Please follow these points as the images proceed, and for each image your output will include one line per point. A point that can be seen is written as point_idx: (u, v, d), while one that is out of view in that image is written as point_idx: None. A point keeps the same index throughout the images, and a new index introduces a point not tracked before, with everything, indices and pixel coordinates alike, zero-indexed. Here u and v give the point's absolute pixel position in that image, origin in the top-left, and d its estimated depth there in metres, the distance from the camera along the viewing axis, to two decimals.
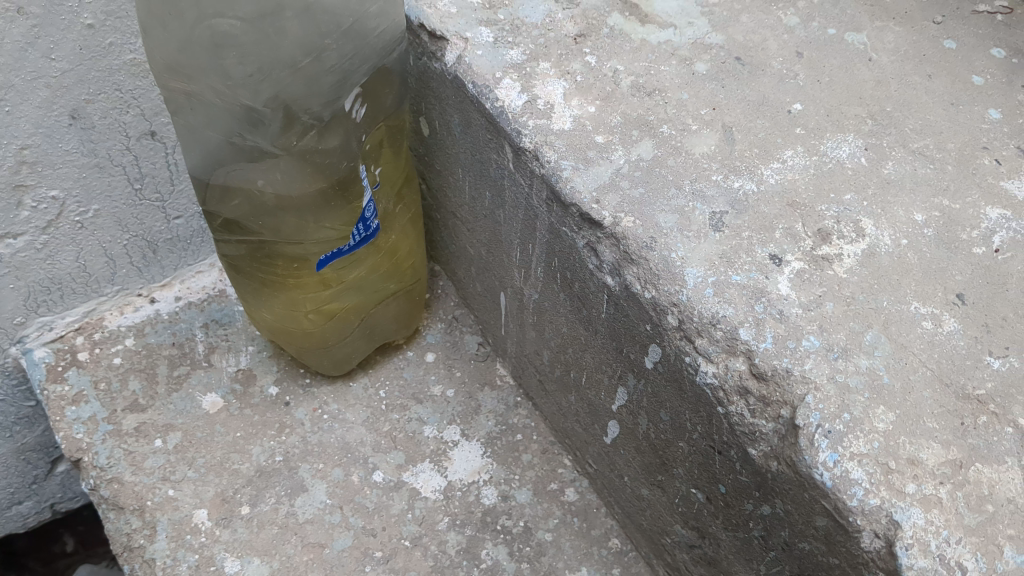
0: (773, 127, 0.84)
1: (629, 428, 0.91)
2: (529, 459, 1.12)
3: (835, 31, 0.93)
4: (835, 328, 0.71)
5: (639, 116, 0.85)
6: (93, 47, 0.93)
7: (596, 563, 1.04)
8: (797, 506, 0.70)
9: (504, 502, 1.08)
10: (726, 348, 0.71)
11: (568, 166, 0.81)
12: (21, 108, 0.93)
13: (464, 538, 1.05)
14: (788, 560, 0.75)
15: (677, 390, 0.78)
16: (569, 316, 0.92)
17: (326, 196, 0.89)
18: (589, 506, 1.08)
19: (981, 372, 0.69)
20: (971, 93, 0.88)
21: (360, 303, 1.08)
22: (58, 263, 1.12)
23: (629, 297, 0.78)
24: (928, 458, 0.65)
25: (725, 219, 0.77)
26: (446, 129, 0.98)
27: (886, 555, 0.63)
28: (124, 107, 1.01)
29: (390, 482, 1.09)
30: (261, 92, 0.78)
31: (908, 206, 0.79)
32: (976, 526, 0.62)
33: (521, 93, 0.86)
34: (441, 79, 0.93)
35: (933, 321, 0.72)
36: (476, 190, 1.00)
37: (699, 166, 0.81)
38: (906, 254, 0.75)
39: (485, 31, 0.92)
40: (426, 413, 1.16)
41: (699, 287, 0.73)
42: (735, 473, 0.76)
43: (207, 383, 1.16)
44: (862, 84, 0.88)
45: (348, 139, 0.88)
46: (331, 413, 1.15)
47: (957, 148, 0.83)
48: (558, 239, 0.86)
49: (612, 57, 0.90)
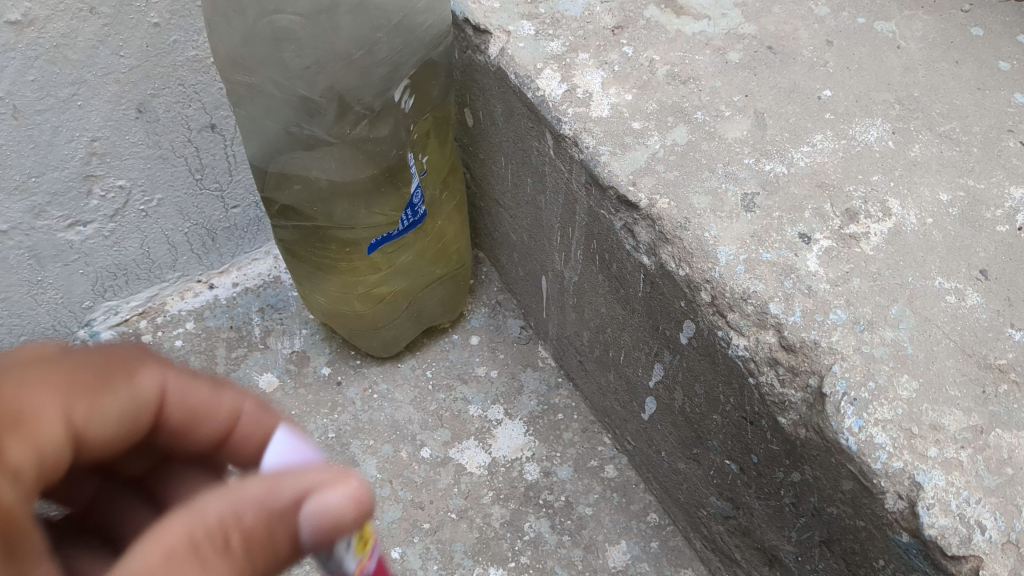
0: (804, 113, 0.87)
1: (666, 403, 0.95)
2: (570, 437, 1.16)
3: (864, 21, 0.96)
4: (862, 302, 0.74)
5: (674, 104, 0.89)
6: (158, 45, 0.99)
7: (634, 537, 1.08)
8: (825, 471, 0.73)
9: (547, 477, 1.12)
10: (756, 322, 0.75)
11: (606, 152, 0.86)
12: (92, 103, 1.00)
13: (508, 511, 1.10)
14: (818, 526, 0.79)
15: (711, 363, 0.82)
16: (608, 296, 0.96)
17: (376, 182, 0.95)
18: (628, 482, 1.12)
19: (1003, 344, 0.72)
20: (997, 78, 0.91)
21: (409, 286, 1.13)
22: (124, 250, 1.18)
23: (664, 275, 0.83)
24: (949, 423, 0.68)
25: (757, 200, 0.81)
26: (489, 119, 1.03)
27: (909, 515, 0.66)
28: (186, 102, 1.06)
29: (437, 458, 1.14)
30: (317, 83, 0.84)
31: (934, 186, 0.82)
32: (995, 488, 0.65)
33: (560, 83, 0.91)
34: (485, 71, 0.98)
35: (956, 295, 0.75)
36: (518, 178, 1.04)
37: (732, 150, 0.84)
38: (931, 232, 0.78)
39: (527, 24, 0.96)
40: (471, 393, 1.20)
41: (731, 264, 0.77)
42: (767, 442, 0.79)
43: (263, 364, 1.23)
44: (890, 71, 0.91)
45: (397, 128, 0.93)
46: (381, 392, 1.21)
47: (982, 131, 0.86)
48: (597, 222, 0.91)
49: (648, 47, 0.93)
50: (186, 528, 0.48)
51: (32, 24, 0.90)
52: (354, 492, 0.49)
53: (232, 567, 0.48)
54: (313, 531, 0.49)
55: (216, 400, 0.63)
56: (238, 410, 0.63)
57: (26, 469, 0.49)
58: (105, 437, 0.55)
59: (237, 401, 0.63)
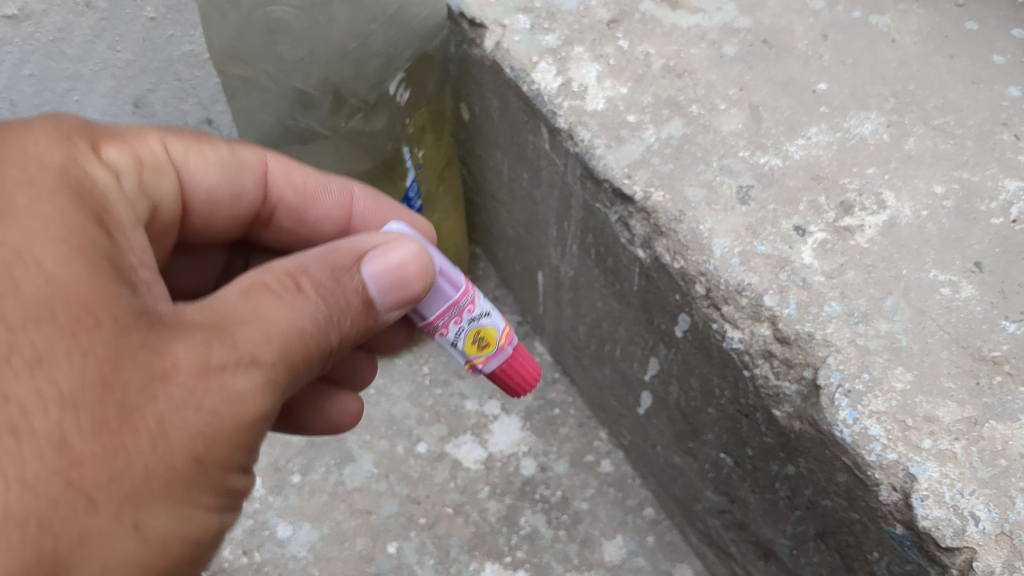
0: (799, 106, 0.87)
1: (662, 397, 0.95)
2: (567, 432, 1.16)
3: (860, 15, 0.96)
4: (856, 294, 0.74)
5: (669, 97, 0.89)
6: (154, 39, 1.02)
7: (630, 532, 1.08)
8: (819, 464, 0.73)
9: (543, 473, 1.13)
10: (750, 314, 0.76)
11: (601, 145, 0.86)
12: (90, 95, 1.04)
13: (504, 506, 1.10)
14: (813, 519, 0.79)
15: (706, 357, 0.82)
16: (604, 291, 0.96)
17: (372, 175, 1.05)
18: (624, 477, 1.12)
19: (997, 336, 0.72)
20: (991, 72, 0.91)
21: None
22: None
23: (660, 269, 0.83)
24: (944, 415, 0.68)
25: (752, 192, 0.81)
26: (485, 114, 1.03)
27: (903, 507, 0.66)
28: (183, 97, 1.10)
29: (433, 453, 1.15)
30: (311, 74, 0.94)
31: (928, 178, 0.82)
32: (989, 479, 0.65)
33: (556, 76, 0.91)
34: (480, 65, 0.97)
35: (950, 287, 0.75)
36: (514, 172, 1.04)
37: (726, 143, 0.84)
38: (925, 225, 0.78)
39: (523, 18, 0.96)
40: (467, 388, 1.20)
41: (725, 256, 0.77)
42: (761, 435, 0.79)
43: None
44: (885, 64, 0.91)
45: (393, 121, 1.02)
46: (377, 387, 1.21)
47: (977, 125, 0.86)
48: (592, 215, 0.91)
49: (644, 41, 0.93)
50: (269, 271, 0.63)
51: (29, 18, 0.94)
52: (297, 330, 0.60)
53: (257, 339, 0.59)
54: (313, 326, 0.61)
55: (343, 253, 0.67)
56: (357, 259, 0.67)
57: (125, 172, 0.66)
58: (201, 183, 0.76)
59: (357, 259, 0.67)
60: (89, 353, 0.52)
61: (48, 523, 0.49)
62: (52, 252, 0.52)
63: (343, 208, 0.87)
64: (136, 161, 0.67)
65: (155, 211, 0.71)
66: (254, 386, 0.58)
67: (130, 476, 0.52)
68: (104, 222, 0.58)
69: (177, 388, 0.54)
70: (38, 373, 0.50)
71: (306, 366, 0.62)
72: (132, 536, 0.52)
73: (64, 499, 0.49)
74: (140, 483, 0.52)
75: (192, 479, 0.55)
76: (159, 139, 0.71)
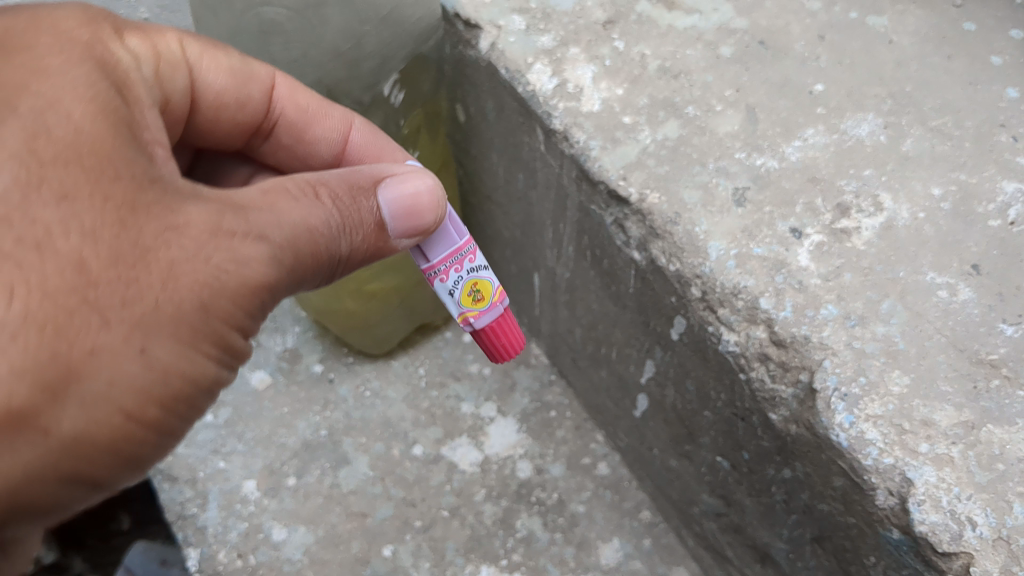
0: (796, 108, 0.87)
1: (657, 399, 0.95)
2: (563, 434, 1.16)
3: (857, 15, 0.95)
4: (853, 297, 0.73)
5: (665, 98, 0.88)
6: None
7: (627, 534, 1.07)
8: (815, 468, 0.73)
9: (539, 475, 1.12)
10: (747, 317, 0.75)
11: (596, 146, 0.86)
12: None
13: (500, 509, 1.10)
14: (809, 523, 0.78)
15: (701, 359, 0.82)
16: (600, 293, 0.96)
17: None
18: (621, 480, 1.11)
19: (994, 339, 0.71)
20: (989, 72, 0.90)
21: (401, 282, 1.13)
22: None
23: (655, 271, 0.82)
24: (941, 419, 0.67)
25: (748, 194, 0.80)
26: (480, 115, 1.02)
27: (900, 512, 0.66)
28: None
29: (429, 456, 1.14)
30: (306, 75, 0.97)
31: (925, 180, 0.81)
32: (986, 484, 0.65)
33: (551, 77, 0.90)
34: (475, 66, 0.97)
35: (948, 290, 0.74)
36: (510, 173, 1.03)
37: (723, 145, 0.84)
38: (922, 227, 0.78)
39: (518, 18, 0.95)
40: (463, 391, 1.20)
41: (722, 259, 0.77)
42: (757, 438, 0.79)
43: (255, 361, 1.23)
44: (882, 65, 0.90)
45: (388, 121, 1.05)
46: (373, 390, 1.21)
47: (975, 126, 0.85)
48: (588, 217, 0.90)
49: (640, 41, 0.93)
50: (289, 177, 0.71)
51: None
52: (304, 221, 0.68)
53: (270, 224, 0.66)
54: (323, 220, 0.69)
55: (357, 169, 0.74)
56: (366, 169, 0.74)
57: (142, 58, 0.72)
58: (211, 84, 0.81)
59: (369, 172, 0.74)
60: (110, 199, 0.59)
61: (64, 331, 0.55)
62: (86, 112, 0.60)
63: (340, 131, 0.90)
64: (154, 54, 0.74)
65: (166, 103, 0.77)
66: (264, 257, 0.65)
67: (141, 307, 0.59)
68: (125, 96, 0.66)
69: (186, 241, 0.61)
70: (65, 205, 0.57)
71: (307, 257, 0.68)
72: (139, 360, 0.59)
73: (80, 314, 0.56)
74: (150, 314, 0.59)
75: (195, 323, 0.63)
76: (176, 38, 0.78)
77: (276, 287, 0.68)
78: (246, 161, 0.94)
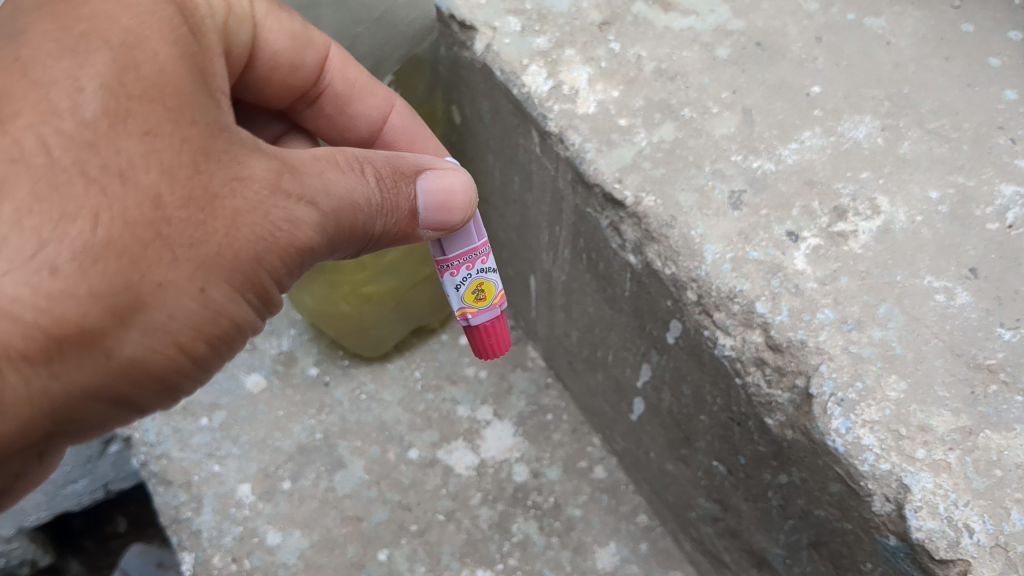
0: (792, 109, 0.86)
1: (654, 403, 0.94)
2: (560, 438, 1.15)
3: (854, 16, 0.95)
4: (849, 301, 0.73)
5: (661, 100, 0.87)
6: None
7: (623, 539, 1.07)
8: (812, 473, 0.72)
9: (535, 479, 1.12)
10: (743, 321, 0.74)
11: (591, 149, 0.85)
12: None
13: (496, 513, 1.09)
14: (806, 528, 0.78)
15: (697, 363, 0.81)
16: (596, 296, 0.95)
17: None
18: (618, 483, 1.11)
19: (992, 343, 0.71)
20: (987, 74, 0.90)
21: (397, 285, 1.13)
22: None
23: (651, 275, 0.82)
24: (938, 424, 0.67)
25: (744, 197, 0.80)
26: (476, 117, 1.02)
27: (897, 518, 0.65)
28: None
29: (425, 459, 1.14)
30: None
31: (923, 183, 0.80)
32: (984, 490, 0.64)
33: (547, 79, 0.90)
34: (471, 67, 0.96)
35: (945, 294, 0.73)
36: (505, 175, 1.03)
37: (719, 147, 0.83)
38: (920, 230, 0.77)
39: (513, 20, 0.95)
40: (459, 394, 1.19)
41: (717, 262, 0.76)
42: (753, 443, 0.78)
43: (250, 365, 1.22)
44: (879, 67, 0.90)
45: None
46: (368, 393, 1.20)
47: (973, 128, 0.85)
48: (584, 220, 0.90)
49: (635, 43, 0.92)
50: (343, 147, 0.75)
51: None
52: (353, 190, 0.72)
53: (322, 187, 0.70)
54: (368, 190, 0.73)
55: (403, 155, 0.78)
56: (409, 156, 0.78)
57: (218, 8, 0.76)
58: (271, 44, 0.86)
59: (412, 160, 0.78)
60: (187, 140, 0.63)
61: (136, 262, 0.60)
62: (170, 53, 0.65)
63: (382, 111, 0.94)
64: (227, 7, 0.78)
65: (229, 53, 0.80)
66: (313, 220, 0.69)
67: (205, 249, 0.63)
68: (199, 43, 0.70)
69: (248, 192, 0.66)
70: (147, 139, 0.61)
71: (352, 226, 0.72)
72: (197, 297, 0.64)
73: (152, 246, 0.60)
74: (213, 256, 0.64)
75: (246, 273, 0.67)
76: None
77: (317, 252, 0.72)
78: (286, 126, 0.97)
